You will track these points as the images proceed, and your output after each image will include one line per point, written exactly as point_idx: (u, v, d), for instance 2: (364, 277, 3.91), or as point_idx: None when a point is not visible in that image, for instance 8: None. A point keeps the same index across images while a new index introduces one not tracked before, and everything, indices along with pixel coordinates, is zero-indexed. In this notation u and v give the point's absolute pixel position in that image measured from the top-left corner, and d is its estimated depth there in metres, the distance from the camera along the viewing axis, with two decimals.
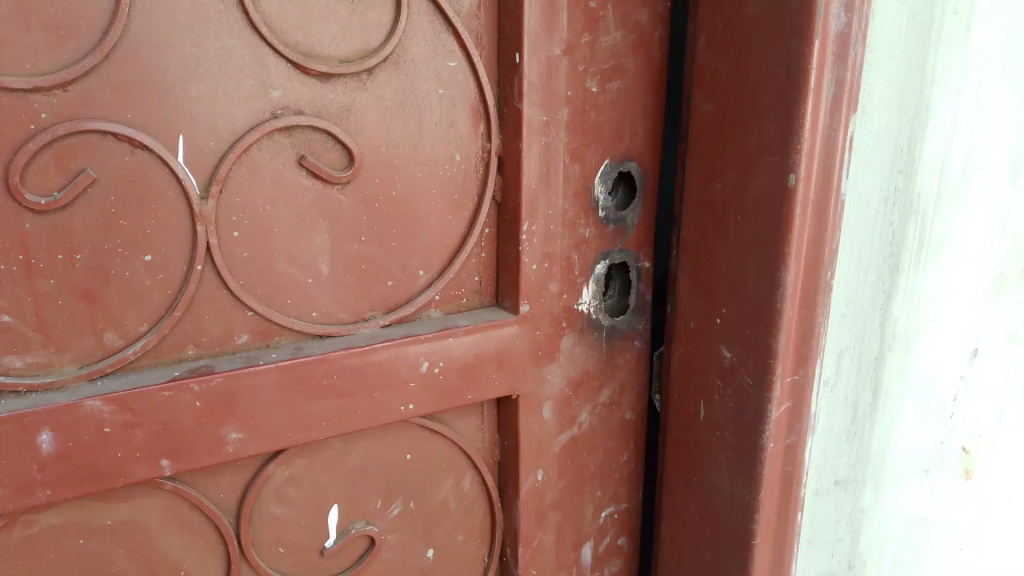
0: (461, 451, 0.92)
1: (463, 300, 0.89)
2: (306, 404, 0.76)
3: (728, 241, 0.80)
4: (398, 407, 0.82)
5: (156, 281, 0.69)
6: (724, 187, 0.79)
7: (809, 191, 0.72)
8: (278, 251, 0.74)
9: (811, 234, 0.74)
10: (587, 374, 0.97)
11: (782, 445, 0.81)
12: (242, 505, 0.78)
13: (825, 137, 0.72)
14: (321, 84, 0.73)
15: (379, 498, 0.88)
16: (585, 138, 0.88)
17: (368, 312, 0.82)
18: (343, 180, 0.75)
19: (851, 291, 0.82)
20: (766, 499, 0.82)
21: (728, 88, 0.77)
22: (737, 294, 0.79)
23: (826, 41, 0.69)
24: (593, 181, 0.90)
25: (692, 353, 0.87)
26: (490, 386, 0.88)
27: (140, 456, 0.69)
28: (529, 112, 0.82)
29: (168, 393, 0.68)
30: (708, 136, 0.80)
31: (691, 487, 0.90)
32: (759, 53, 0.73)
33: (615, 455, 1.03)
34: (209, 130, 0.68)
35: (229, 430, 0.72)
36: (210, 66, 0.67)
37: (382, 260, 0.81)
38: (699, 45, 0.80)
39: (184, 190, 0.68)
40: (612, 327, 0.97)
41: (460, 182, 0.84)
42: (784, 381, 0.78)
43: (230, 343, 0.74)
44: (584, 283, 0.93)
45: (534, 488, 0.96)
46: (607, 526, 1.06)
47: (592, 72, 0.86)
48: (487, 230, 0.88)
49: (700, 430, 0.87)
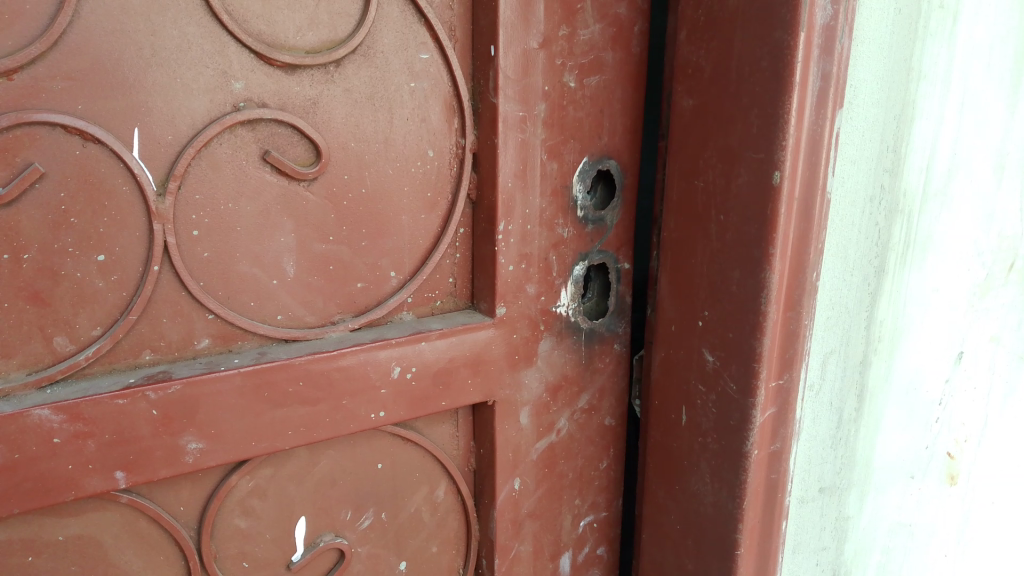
0: (435, 458, 0.89)
1: (437, 302, 0.86)
2: (270, 412, 0.73)
3: (710, 240, 0.77)
4: (368, 415, 0.79)
5: (110, 283, 0.65)
6: (706, 185, 0.76)
7: (793, 190, 0.70)
8: (240, 251, 0.70)
9: (796, 233, 0.72)
10: (566, 379, 0.94)
11: (766, 452, 0.78)
12: (204, 517, 0.74)
13: (811, 133, 0.69)
14: (286, 75, 0.69)
15: (348, 509, 0.84)
16: (563, 135, 0.85)
17: (337, 315, 0.78)
18: (310, 176, 0.72)
19: (839, 294, 0.79)
20: (750, 507, 0.79)
21: (709, 83, 0.74)
22: (719, 295, 0.77)
23: (812, 34, 0.66)
24: (572, 179, 0.87)
25: (673, 357, 0.84)
26: (465, 392, 0.85)
27: (93, 467, 0.64)
28: (504, 106, 0.79)
29: (122, 401, 0.64)
30: (689, 133, 0.77)
31: (671, 496, 0.87)
32: (742, 46, 0.70)
33: (594, 462, 1.00)
34: (166, 122, 0.64)
35: (189, 440, 0.69)
36: (167, 56, 0.63)
37: (351, 261, 0.78)
38: (680, 39, 0.77)
39: (139, 187, 0.64)
40: (592, 329, 0.94)
41: (433, 179, 0.81)
42: (768, 386, 0.75)
43: (189, 347, 0.70)
44: (562, 285, 0.90)
45: (511, 497, 0.92)
46: (586, 535, 1.03)
47: (570, 66, 0.83)
48: (461, 230, 0.85)
49: (681, 437, 0.84)
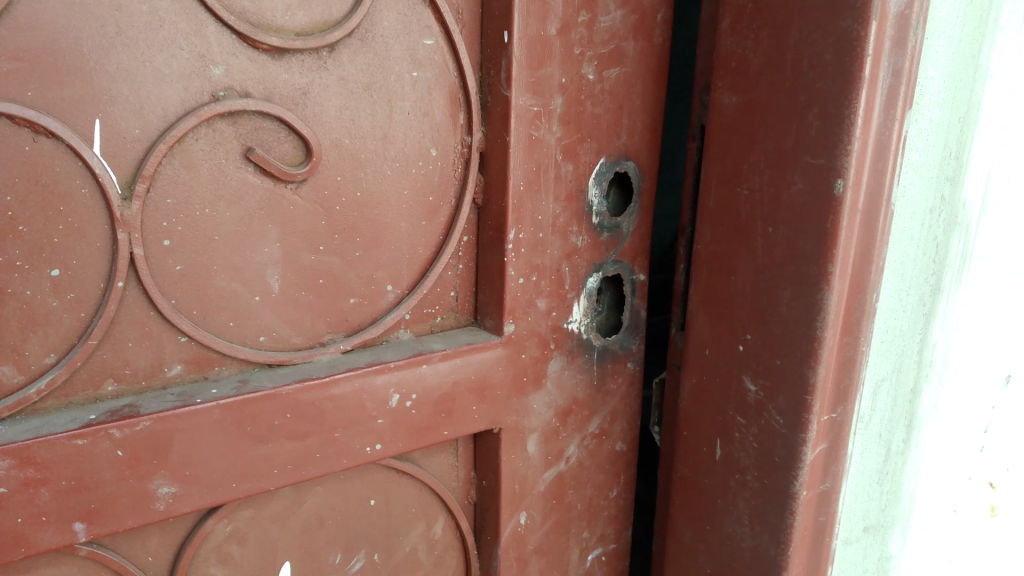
0: (433, 492, 0.79)
1: (437, 318, 0.76)
2: (252, 449, 0.62)
3: (755, 257, 0.69)
4: (362, 448, 0.69)
5: (66, 302, 0.54)
6: (752, 193, 0.69)
7: (857, 201, 0.62)
8: (218, 263, 0.60)
9: (858, 249, 0.64)
10: (576, 403, 0.85)
11: (816, 492, 0.71)
12: (176, 569, 0.63)
13: (879, 137, 0.62)
14: (274, 61, 0.59)
15: (337, 552, 0.74)
16: (579, 133, 0.77)
17: (326, 335, 0.68)
18: (299, 177, 0.62)
19: (896, 315, 0.72)
20: (796, 554, 0.72)
21: (758, 78, 0.67)
22: (765, 317, 0.69)
23: (885, 24, 0.59)
24: (587, 183, 0.79)
25: (706, 384, 0.76)
26: (469, 419, 0.76)
27: (46, 520, 0.54)
28: (518, 100, 0.71)
29: (81, 442, 0.54)
30: (732, 133, 0.70)
31: (701, 536, 0.79)
32: (799, 35, 0.63)
33: (604, 491, 0.92)
34: (133, 113, 0.54)
35: (160, 483, 0.58)
36: (135, 35, 0.53)
37: (343, 274, 0.68)
38: (722, 28, 0.70)
39: (101, 189, 0.53)
40: (604, 347, 0.86)
41: (436, 183, 0.72)
42: (820, 421, 0.68)
43: (159, 376, 0.60)
44: (574, 299, 0.82)
45: (516, 533, 0.84)
46: (593, 569, 0.95)
47: (589, 57, 0.75)
48: (464, 239, 0.76)
49: (715, 473, 0.77)
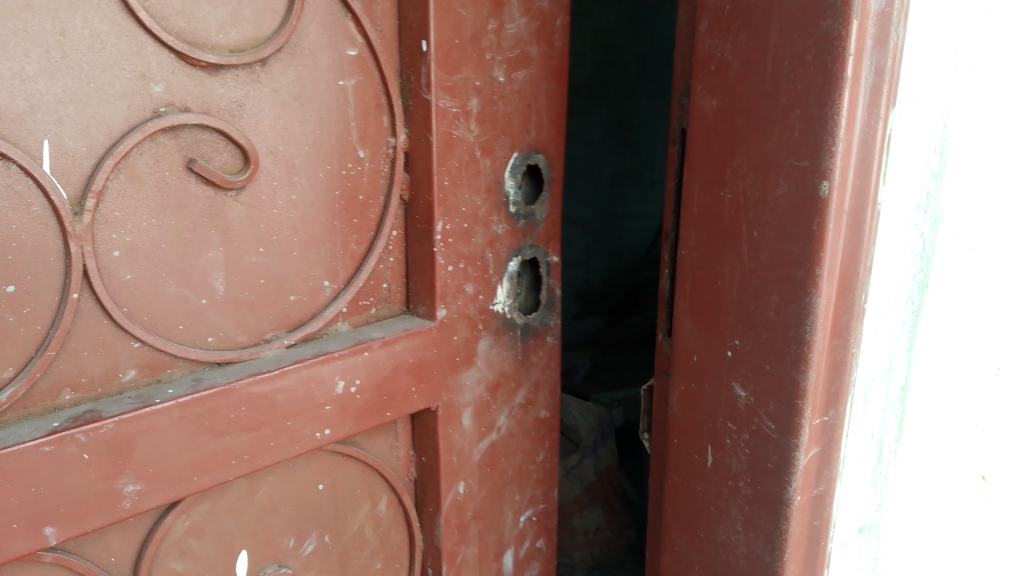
0: (376, 472, 0.78)
1: (372, 310, 0.74)
2: (211, 443, 0.60)
3: (740, 260, 0.67)
4: (312, 434, 0.68)
5: (22, 317, 0.52)
6: (736, 197, 0.66)
7: (843, 202, 0.61)
8: (166, 268, 0.58)
9: (845, 251, 0.63)
10: (504, 377, 0.84)
11: (809, 496, 0.70)
12: (140, 567, 0.61)
13: (862, 136, 0.61)
14: (210, 77, 0.58)
15: (290, 536, 0.72)
16: (494, 131, 0.77)
17: (269, 332, 0.66)
18: (240, 185, 0.60)
19: (885, 313, 0.71)
20: (791, 558, 0.70)
21: (738, 81, 0.65)
22: (753, 322, 0.67)
23: (865, 22, 0.58)
24: (503, 175, 0.79)
25: (695, 390, 0.74)
26: (409, 400, 0.75)
27: (18, 527, 0.51)
28: (439, 102, 0.71)
29: (49, 448, 0.52)
30: (713, 137, 0.68)
31: (695, 544, 0.77)
32: (779, 36, 0.61)
33: (531, 456, 0.91)
34: (79, 130, 0.52)
35: (126, 481, 0.56)
36: (77, 56, 0.51)
37: (283, 272, 0.66)
38: (701, 31, 0.68)
39: (53, 208, 0.51)
40: (527, 325, 0.86)
41: (365, 185, 0.70)
42: (812, 424, 0.67)
43: (114, 381, 0.57)
44: (498, 282, 0.81)
45: (455, 502, 0.83)
46: (526, 530, 0.93)
47: (499, 61, 0.76)
48: (394, 233, 0.74)
49: (706, 480, 0.75)
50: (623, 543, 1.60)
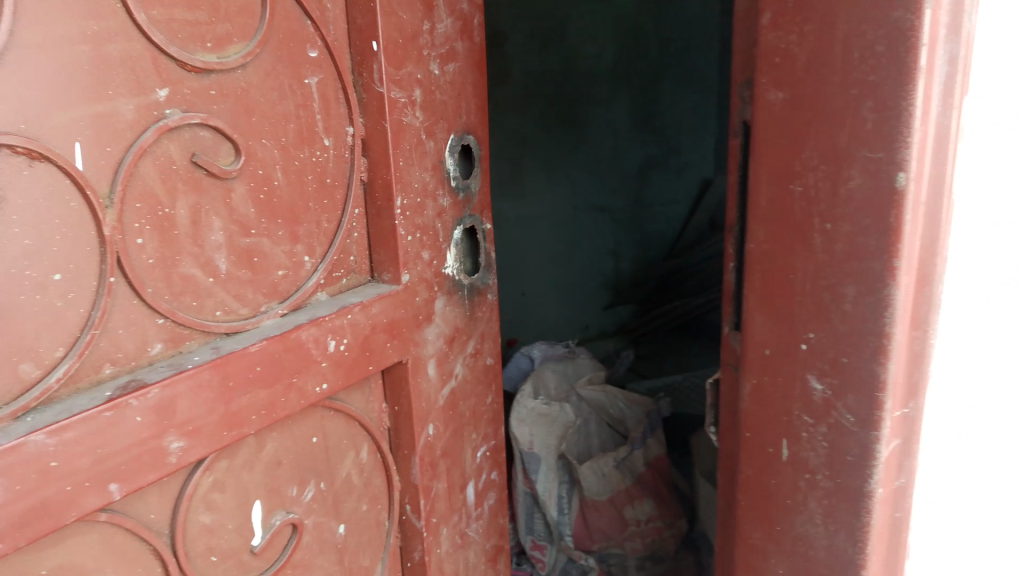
0: (359, 424, 0.85)
1: (344, 280, 0.80)
2: (234, 400, 0.65)
3: (811, 253, 0.67)
4: (313, 388, 0.73)
5: (67, 301, 0.54)
6: (806, 190, 0.66)
7: (919, 193, 0.61)
8: (183, 252, 0.62)
9: (924, 243, 0.63)
10: (458, 329, 0.95)
11: (891, 488, 0.70)
12: (176, 520, 0.64)
13: (938, 127, 0.60)
14: (201, 80, 0.61)
15: (294, 485, 0.77)
16: (434, 116, 0.85)
17: (265, 303, 0.70)
18: (232, 175, 0.65)
19: (973, 301, 0.70)
20: (873, 550, 0.71)
21: (804, 73, 0.64)
22: (826, 316, 0.67)
23: (940, 10, 0.57)
24: (444, 156, 0.88)
25: (766, 384, 0.74)
26: (385, 355, 0.82)
27: (89, 485, 0.55)
28: (390, 94, 0.78)
29: (108, 413, 0.55)
30: (778, 132, 0.67)
31: (771, 539, 0.78)
32: (848, 26, 0.60)
33: (483, 398, 1.03)
34: (107, 130, 0.55)
35: (171, 439, 0.60)
36: (104, 62, 0.54)
37: (270, 251, 0.70)
38: (763, 23, 0.67)
39: (88, 204, 0.54)
40: (471, 284, 0.96)
41: (331, 170, 0.76)
42: (892, 416, 0.66)
43: (144, 355, 0.60)
44: (448, 248, 0.91)
45: (428, 443, 0.92)
46: (483, 464, 1.06)
47: (433, 55, 0.84)
48: (355, 211, 0.80)
49: (781, 474, 0.75)
50: (675, 533, 1.59)
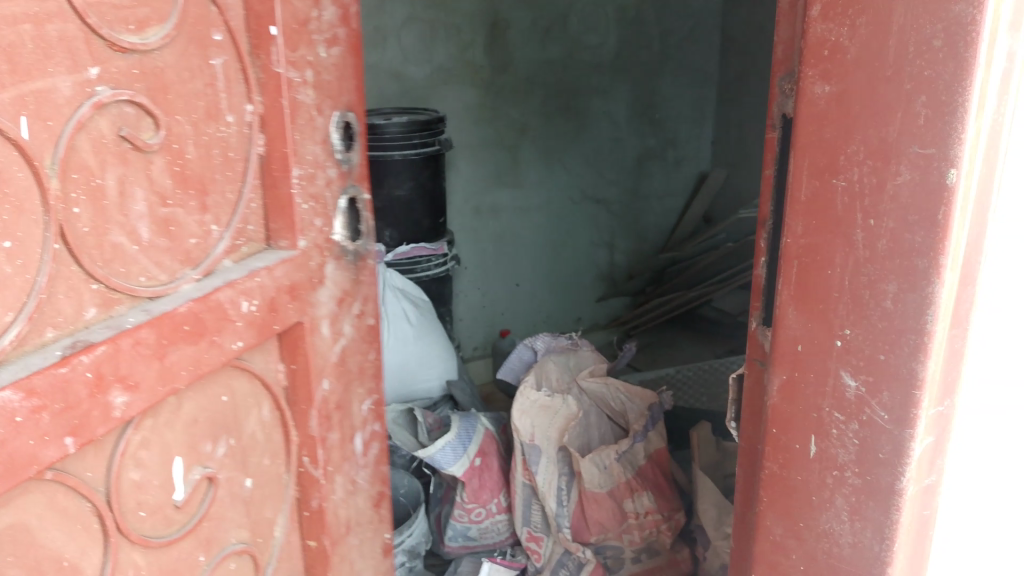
0: (262, 381, 0.82)
1: (243, 248, 0.76)
2: (168, 353, 0.65)
3: (852, 248, 0.66)
4: (230, 345, 0.73)
5: (16, 267, 0.53)
6: (850, 185, 0.65)
7: (968, 191, 0.60)
8: (113, 221, 0.61)
9: (971, 241, 0.62)
10: (346, 292, 0.92)
11: (922, 487, 0.69)
12: (111, 475, 0.64)
13: (991, 126, 0.60)
14: (122, 57, 0.60)
15: (208, 440, 0.75)
16: (322, 93, 0.83)
17: (180, 269, 0.68)
18: (152, 148, 0.64)
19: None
20: (898, 548, 0.71)
21: (854, 66, 0.63)
22: (864, 312, 0.66)
23: (1002, 6, 0.57)
24: (329, 131, 0.85)
25: (795, 379, 0.73)
26: (287, 317, 0.81)
27: (48, 439, 0.55)
28: (286, 74, 0.77)
29: (63, 369, 0.55)
30: (820, 126, 0.66)
31: (794, 533, 0.77)
32: (904, 20, 0.60)
33: (365, 353, 0.97)
34: (50, 101, 0.54)
35: (115, 394, 0.60)
36: (47, 37, 0.53)
37: (185, 221, 0.68)
38: (811, 15, 0.66)
39: (36, 176, 0.54)
40: (355, 252, 0.92)
41: (233, 144, 0.74)
42: (927, 415, 0.66)
43: (79, 320, 0.59)
44: (334, 218, 0.87)
45: (322, 398, 0.90)
46: (370, 415, 1.00)
47: (320, 35, 0.82)
48: (254, 183, 0.77)
49: (809, 470, 0.74)
50: (672, 526, 1.60)
